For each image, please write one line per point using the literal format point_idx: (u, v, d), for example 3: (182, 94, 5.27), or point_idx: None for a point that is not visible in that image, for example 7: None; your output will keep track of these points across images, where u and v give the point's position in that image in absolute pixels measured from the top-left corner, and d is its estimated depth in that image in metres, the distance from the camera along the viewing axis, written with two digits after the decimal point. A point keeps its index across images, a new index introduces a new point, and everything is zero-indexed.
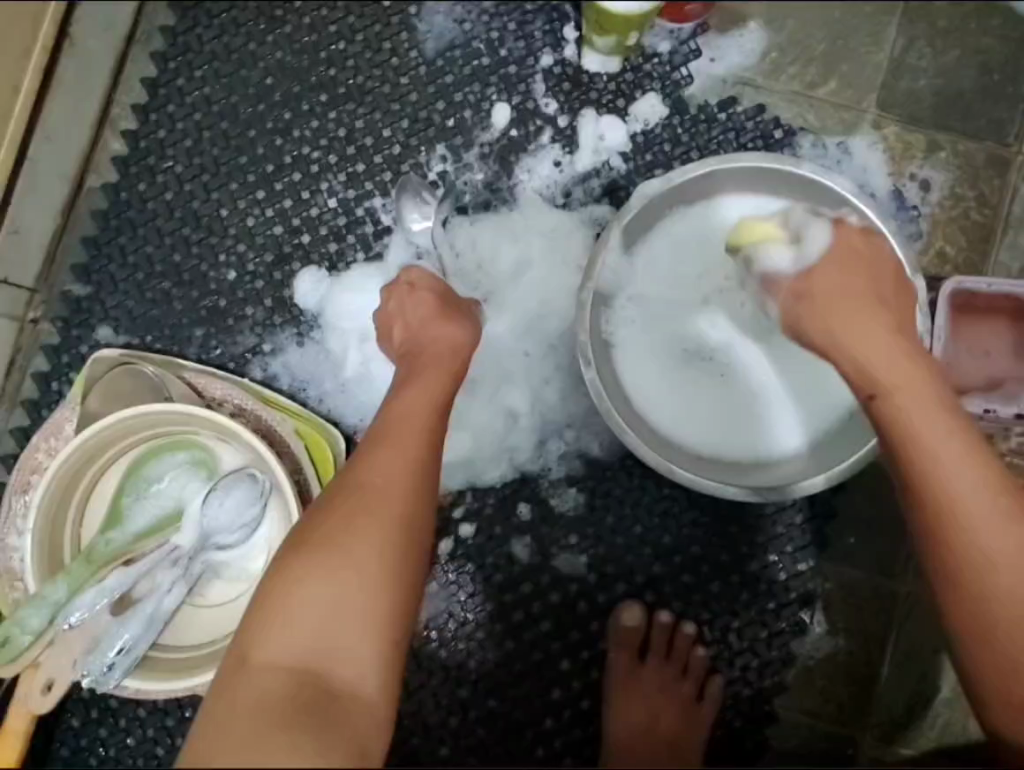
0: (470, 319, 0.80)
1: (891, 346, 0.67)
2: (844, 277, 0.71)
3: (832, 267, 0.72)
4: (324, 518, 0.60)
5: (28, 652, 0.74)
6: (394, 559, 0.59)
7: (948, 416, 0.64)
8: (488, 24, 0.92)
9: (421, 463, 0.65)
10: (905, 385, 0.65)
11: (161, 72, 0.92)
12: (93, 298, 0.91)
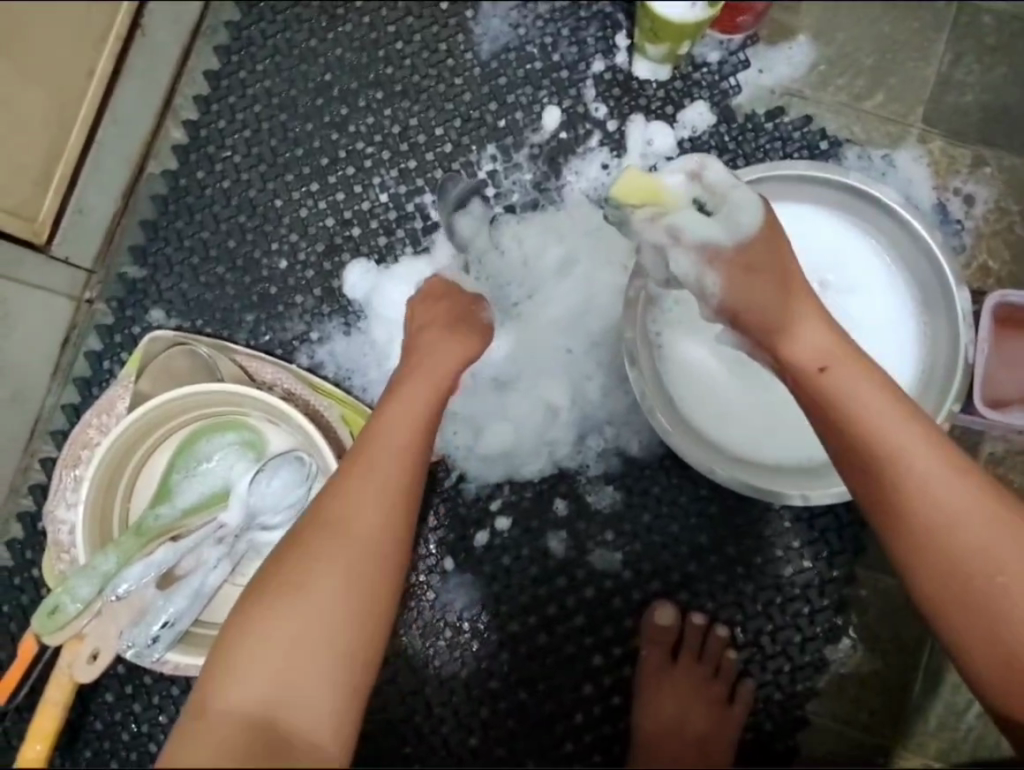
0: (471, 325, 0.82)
1: (820, 336, 0.67)
2: (777, 256, 0.69)
3: (771, 246, 0.69)
4: (291, 560, 0.59)
5: (75, 621, 0.72)
6: (353, 589, 0.58)
7: (895, 399, 0.63)
8: (542, 29, 0.94)
9: (386, 484, 0.64)
10: (850, 369, 0.64)
11: (223, 65, 0.95)
12: (148, 280, 0.94)
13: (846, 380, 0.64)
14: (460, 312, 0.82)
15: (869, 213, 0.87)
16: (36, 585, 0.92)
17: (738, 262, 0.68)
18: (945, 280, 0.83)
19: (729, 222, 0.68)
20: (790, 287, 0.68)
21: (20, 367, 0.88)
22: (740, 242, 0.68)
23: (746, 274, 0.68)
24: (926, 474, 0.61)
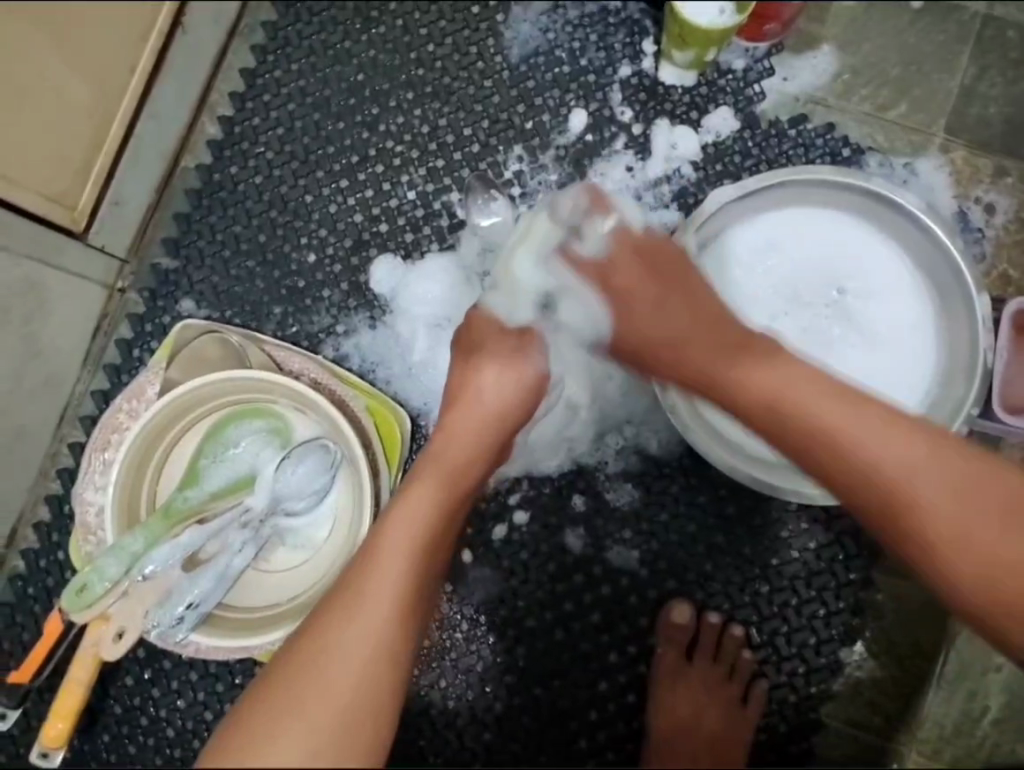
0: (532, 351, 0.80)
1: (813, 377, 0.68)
2: (653, 318, 0.75)
3: (633, 318, 0.76)
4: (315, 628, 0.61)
5: (103, 600, 0.77)
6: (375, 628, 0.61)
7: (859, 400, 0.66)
8: (571, 35, 0.96)
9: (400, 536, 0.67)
10: (820, 394, 0.67)
11: (259, 63, 0.97)
12: (180, 272, 0.96)
13: (810, 399, 0.67)
14: (515, 353, 0.79)
15: (890, 219, 0.88)
16: (61, 568, 0.94)
17: (627, 334, 0.77)
18: (966, 286, 0.84)
19: (589, 314, 0.79)
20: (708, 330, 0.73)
21: (53, 352, 0.90)
22: (611, 320, 0.78)
23: (636, 344, 0.77)
24: (909, 474, 0.64)
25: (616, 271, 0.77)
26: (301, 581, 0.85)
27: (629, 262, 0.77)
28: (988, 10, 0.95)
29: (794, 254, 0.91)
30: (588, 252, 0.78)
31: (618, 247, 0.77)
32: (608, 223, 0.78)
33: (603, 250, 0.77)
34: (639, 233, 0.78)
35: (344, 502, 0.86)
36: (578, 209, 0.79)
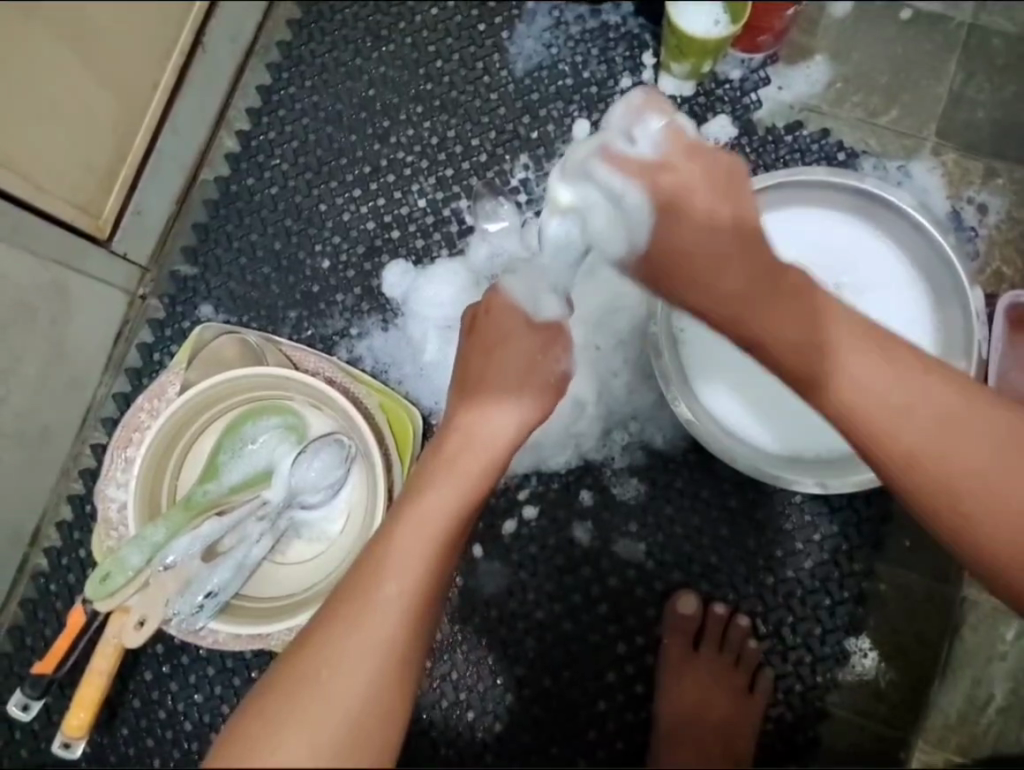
0: (557, 354, 0.81)
1: (870, 359, 0.66)
2: (694, 236, 0.68)
3: (676, 217, 0.69)
4: (323, 630, 0.61)
5: (125, 588, 0.80)
6: (383, 629, 0.61)
7: (902, 374, 0.66)
8: (573, 49, 1.00)
9: (406, 539, 0.66)
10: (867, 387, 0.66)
11: (275, 80, 1.02)
12: (199, 278, 0.99)
13: (845, 368, 0.66)
14: (541, 353, 0.79)
15: (883, 217, 0.91)
16: (82, 566, 0.96)
17: (666, 240, 0.69)
18: (959, 278, 0.87)
19: (628, 218, 0.71)
20: (745, 258, 0.67)
21: (78, 356, 0.94)
22: (651, 224, 0.70)
23: (672, 252, 0.69)
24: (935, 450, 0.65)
25: (670, 175, 0.69)
26: (315, 573, 0.88)
27: (689, 162, 0.69)
28: (973, 19, 0.98)
29: (793, 254, 0.94)
30: (638, 152, 0.70)
31: (672, 144, 0.70)
32: (660, 122, 0.71)
33: (657, 148, 0.70)
34: (690, 134, 0.71)
35: (357, 497, 0.89)
36: (630, 110, 0.71)
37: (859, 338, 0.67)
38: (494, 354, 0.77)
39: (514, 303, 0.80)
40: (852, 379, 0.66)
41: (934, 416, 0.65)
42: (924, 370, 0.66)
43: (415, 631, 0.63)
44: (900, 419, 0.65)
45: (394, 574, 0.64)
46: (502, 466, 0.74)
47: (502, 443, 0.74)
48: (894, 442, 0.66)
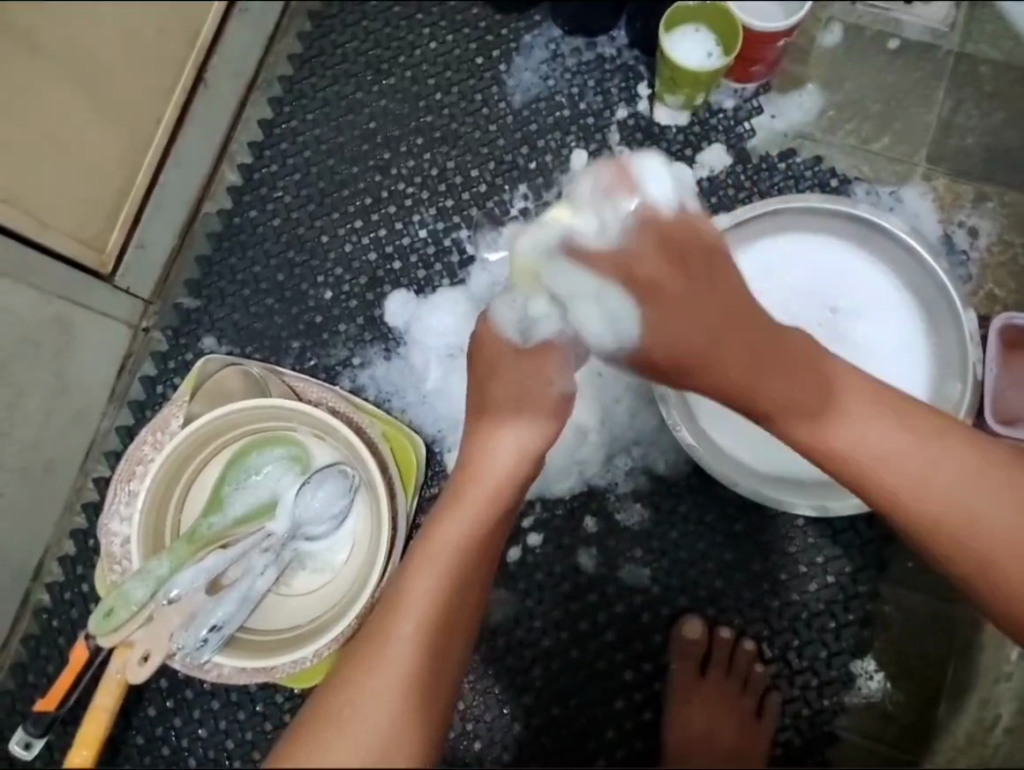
0: (557, 374, 0.75)
1: (879, 422, 0.67)
2: (680, 325, 0.64)
3: (667, 313, 0.64)
4: (343, 677, 0.59)
5: (126, 625, 0.77)
6: (405, 667, 0.60)
7: (908, 424, 0.68)
8: (570, 81, 1.02)
9: (426, 575, 0.66)
10: (889, 449, 0.67)
11: (277, 114, 1.03)
12: (202, 310, 1.00)
13: (861, 432, 0.67)
14: (535, 379, 0.75)
15: (876, 242, 0.93)
16: (85, 600, 0.96)
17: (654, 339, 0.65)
18: (952, 302, 0.88)
19: (614, 318, 0.65)
20: (735, 335, 0.65)
21: (81, 390, 0.94)
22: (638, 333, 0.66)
23: (673, 354, 0.65)
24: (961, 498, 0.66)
25: (643, 264, 0.64)
26: (319, 604, 0.89)
27: (659, 260, 0.64)
28: (960, 48, 1.01)
29: (788, 279, 0.95)
30: (606, 241, 0.65)
31: (641, 237, 0.64)
32: (631, 204, 0.65)
33: (625, 239, 0.64)
34: (666, 219, 0.65)
35: (361, 527, 0.91)
36: (598, 190, 0.67)
37: (869, 401, 0.68)
38: (500, 383, 0.75)
39: (501, 333, 0.75)
40: (857, 441, 0.67)
41: (943, 473, 0.66)
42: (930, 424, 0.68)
43: (436, 668, 0.62)
44: (910, 468, 0.67)
45: (413, 611, 0.63)
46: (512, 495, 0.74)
47: (510, 475, 0.73)
48: (910, 500, 0.67)
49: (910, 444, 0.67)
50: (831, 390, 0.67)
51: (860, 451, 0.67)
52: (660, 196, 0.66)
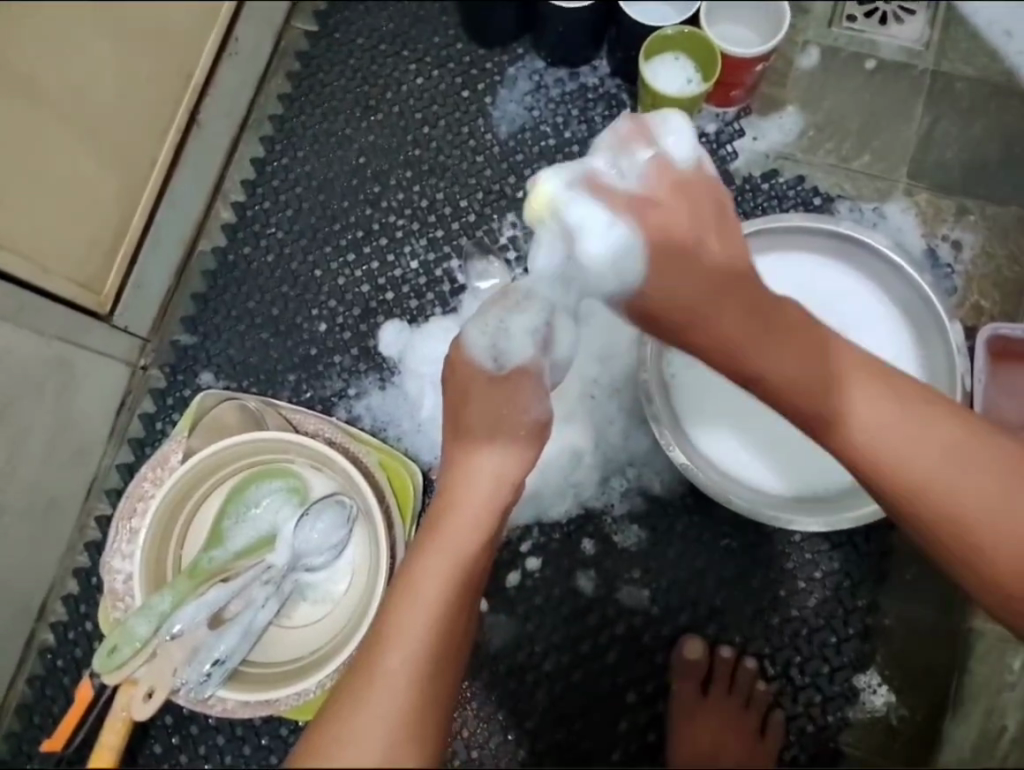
0: (528, 397, 0.75)
1: (888, 410, 0.67)
2: (682, 277, 0.67)
3: (665, 265, 0.67)
4: (334, 713, 0.60)
5: (131, 661, 0.79)
6: (396, 698, 0.60)
7: (918, 412, 0.67)
8: (554, 111, 1.04)
9: (414, 607, 0.66)
10: (896, 438, 0.66)
11: (268, 152, 1.06)
12: (198, 346, 1.02)
13: (868, 421, 0.67)
14: (507, 406, 0.75)
15: (859, 258, 0.94)
16: (89, 638, 0.97)
17: (658, 285, 0.67)
18: (938, 315, 0.89)
19: (619, 263, 0.67)
20: (736, 296, 0.67)
21: (82, 429, 0.95)
22: (644, 275, 0.67)
23: (668, 302, 0.67)
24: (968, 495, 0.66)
25: (663, 202, 0.68)
26: (321, 634, 0.89)
27: (676, 199, 0.68)
28: (936, 65, 1.03)
29: (775, 297, 0.96)
30: (626, 185, 0.69)
31: (659, 178, 0.68)
32: (648, 153, 0.69)
33: (643, 179, 0.69)
34: (683, 169, 0.69)
35: (360, 556, 0.91)
36: (619, 137, 0.70)
37: (875, 385, 0.68)
38: (474, 406, 0.75)
39: (470, 358, 0.76)
40: (867, 416, 0.67)
41: (952, 458, 0.66)
42: (936, 411, 0.67)
43: (428, 694, 0.62)
44: (922, 459, 0.66)
45: (404, 640, 0.64)
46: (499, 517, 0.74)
47: (493, 501, 0.73)
48: (921, 494, 0.66)
49: (922, 432, 0.66)
50: (832, 366, 0.68)
51: (866, 440, 0.67)
52: (682, 154, 0.70)
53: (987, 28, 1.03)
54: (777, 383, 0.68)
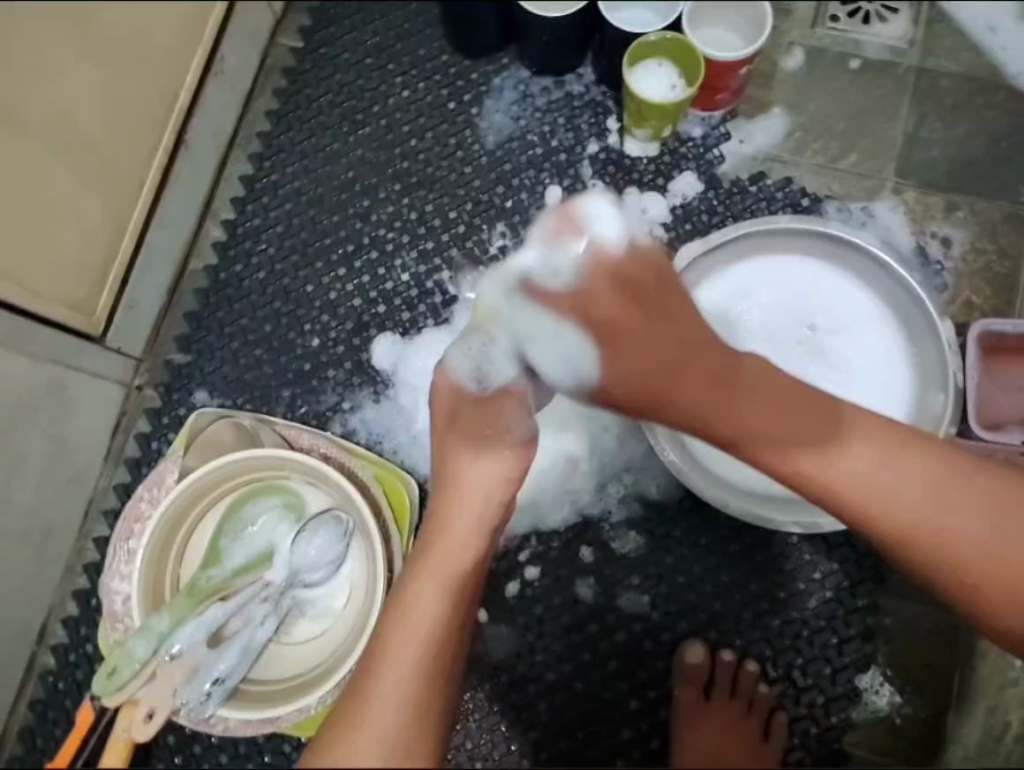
0: (513, 418, 0.75)
1: (869, 450, 0.68)
2: (640, 360, 0.65)
3: (623, 353, 0.65)
4: (331, 744, 0.60)
5: (131, 683, 0.77)
6: (393, 727, 0.60)
7: (896, 447, 0.68)
8: (541, 120, 1.04)
9: (407, 633, 0.66)
10: (875, 475, 0.67)
11: (257, 169, 1.06)
12: (192, 365, 1.02)
13: (848, 456, 0.68)
14: (494, 427, 0.75)
15: (848, 257, 0.94)
16: (90, 660, 0.96)
17: (620, 379, 0.66)
18: (928, 312, 0.89)
19: (568, 359, 0.67)
20: (694, 369, 0.66)
21: (77, 450, 0.96)
22: (598, 364, 0.66)
23: (639, 386, 0.66)
24: (953, 520, 0.67)
25: (601, 308, 0.65)
26: (321, 651, 0.89)
27: (619, 294, 0.65)
28: (920, 64, 1.03)
29: (766, 299, 0.96)
30: (559, 283, 0.66)
31: (594, 276, 0.65)
32: (580, 246, 0.65)
33: (579, 276, 0.65)
34: (616, 250, 0.65)
35: (358, 571, 0.91)
36: (547, 235, 0.66)
37: (854, 423, 0.69)
38: (461, 426, 0.75)
39: (456, 380, 0.76)
40: (849, 466, 0.68)
41: (929, 493, 0.67)
42: (913, 448, 0.68)
43: (425, 722, 0.62)
44: (892, 486, 0.67)
45: (400, 668, 0.64)
46: (490, 534, 0.74)
47: (483, 520, 0.73)
48: (903, 524, 0.67)
49: (904, 464, 0.68)
50: (814, 409, 0.68)
51: (847, 480, 0.68)
52: (611, 233, 0.66)
53: (970, 24, 1.03)
54: (744, 441, 0.68)
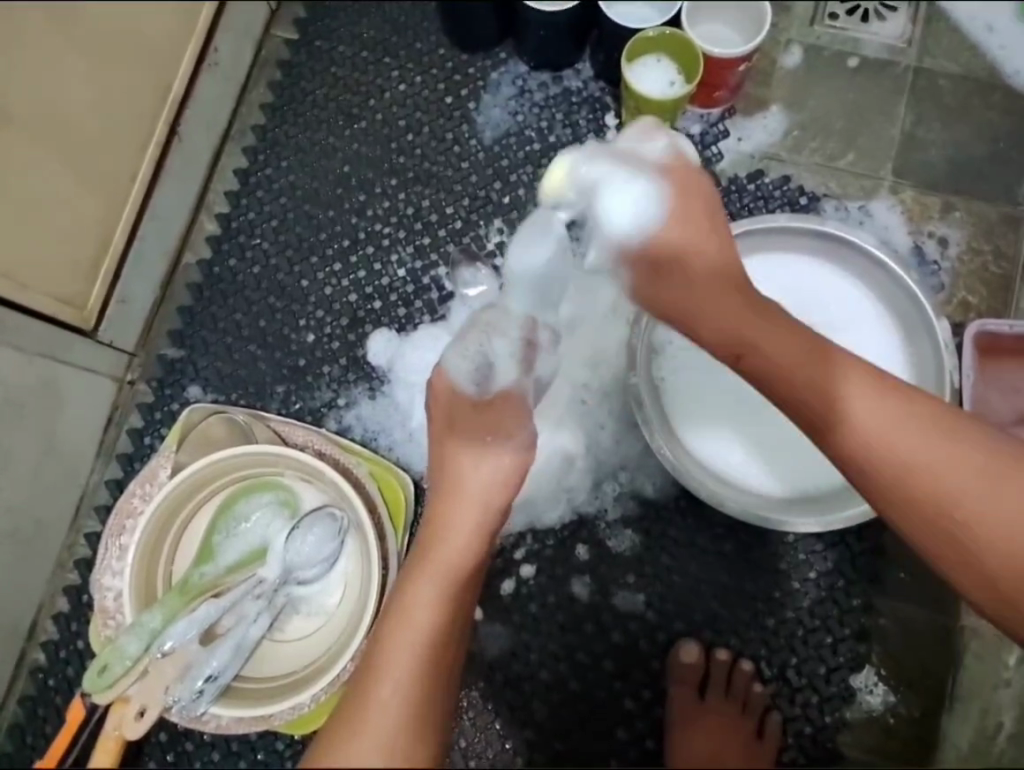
0: (516, 415, 0.77)
1: (885, 409, 0.65)
2: (677, 219, 0.70)
3: (683, 217, 0.70)
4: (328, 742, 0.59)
5: (123, 680, 0.79)
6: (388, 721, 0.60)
7: (916, 416, 0.66)
8: (539, 115, 1.03)
9: (403, 633, 0.66)
10: (888, 435, 0.65)
11: (251, 162, 1.05)
12: (185, 360, 1.01)
13: (862, 422, 0.65)
14: (493, 427, 0.76)
15: (846, 256, 0.94)
16: (81, 657, 0.96)
17: (663, 239, 0.70)
18: (924, 312, 0.89)
19: (634, 199, 0.70)
20: (727, 292, 0.69)
21: (68, 445, 0.95)
22: (666, 219, 0.70)
23: (676, 256, 0.70)
24: (968, 497, 0.65)
25: (668, 232, 0.70)
26: (315, 648, 0.89)
27: (683, 201, 0.70)
28: (918, 63, 1.03)
29: (763, 297, 0.96)
30: (649, 152, 0.72)
31: (677, 167, 0.71)
32: (665, 145, 0.72)
33: (663, 156, 0.72)
34: (688, 162, 0.72)
35: (352, 567, 0.90)
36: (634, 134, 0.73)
37: (872, 387, 0.66)
38: (461, 420, 0.76)
39: (451, 383, 0.77)
40: (864, 426, 0.65)
41: (950, 462, 0.65)
42: (935, 418, 0.66)
43: (423, 723, 0.61)
44: (907, 446, 0.65)
45: (396, 669, 0.64)
46: (487, 530, 0.74)
47: (477, 522, 0.73)
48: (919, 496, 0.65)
49: (919, 433, 0.65)
50: (832, 372, 0.66)
51: (862, 440, 0.65)
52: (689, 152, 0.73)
53: (968, 23, 1.03)
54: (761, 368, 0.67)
